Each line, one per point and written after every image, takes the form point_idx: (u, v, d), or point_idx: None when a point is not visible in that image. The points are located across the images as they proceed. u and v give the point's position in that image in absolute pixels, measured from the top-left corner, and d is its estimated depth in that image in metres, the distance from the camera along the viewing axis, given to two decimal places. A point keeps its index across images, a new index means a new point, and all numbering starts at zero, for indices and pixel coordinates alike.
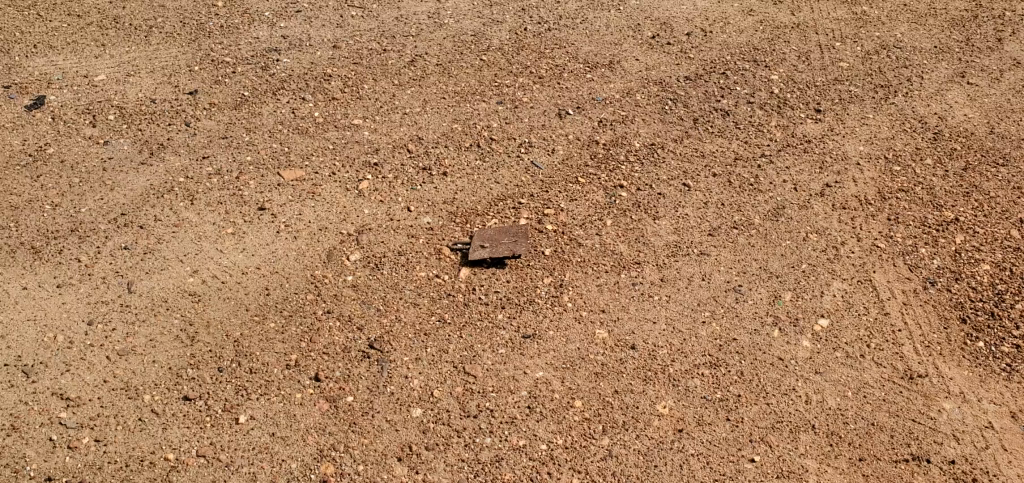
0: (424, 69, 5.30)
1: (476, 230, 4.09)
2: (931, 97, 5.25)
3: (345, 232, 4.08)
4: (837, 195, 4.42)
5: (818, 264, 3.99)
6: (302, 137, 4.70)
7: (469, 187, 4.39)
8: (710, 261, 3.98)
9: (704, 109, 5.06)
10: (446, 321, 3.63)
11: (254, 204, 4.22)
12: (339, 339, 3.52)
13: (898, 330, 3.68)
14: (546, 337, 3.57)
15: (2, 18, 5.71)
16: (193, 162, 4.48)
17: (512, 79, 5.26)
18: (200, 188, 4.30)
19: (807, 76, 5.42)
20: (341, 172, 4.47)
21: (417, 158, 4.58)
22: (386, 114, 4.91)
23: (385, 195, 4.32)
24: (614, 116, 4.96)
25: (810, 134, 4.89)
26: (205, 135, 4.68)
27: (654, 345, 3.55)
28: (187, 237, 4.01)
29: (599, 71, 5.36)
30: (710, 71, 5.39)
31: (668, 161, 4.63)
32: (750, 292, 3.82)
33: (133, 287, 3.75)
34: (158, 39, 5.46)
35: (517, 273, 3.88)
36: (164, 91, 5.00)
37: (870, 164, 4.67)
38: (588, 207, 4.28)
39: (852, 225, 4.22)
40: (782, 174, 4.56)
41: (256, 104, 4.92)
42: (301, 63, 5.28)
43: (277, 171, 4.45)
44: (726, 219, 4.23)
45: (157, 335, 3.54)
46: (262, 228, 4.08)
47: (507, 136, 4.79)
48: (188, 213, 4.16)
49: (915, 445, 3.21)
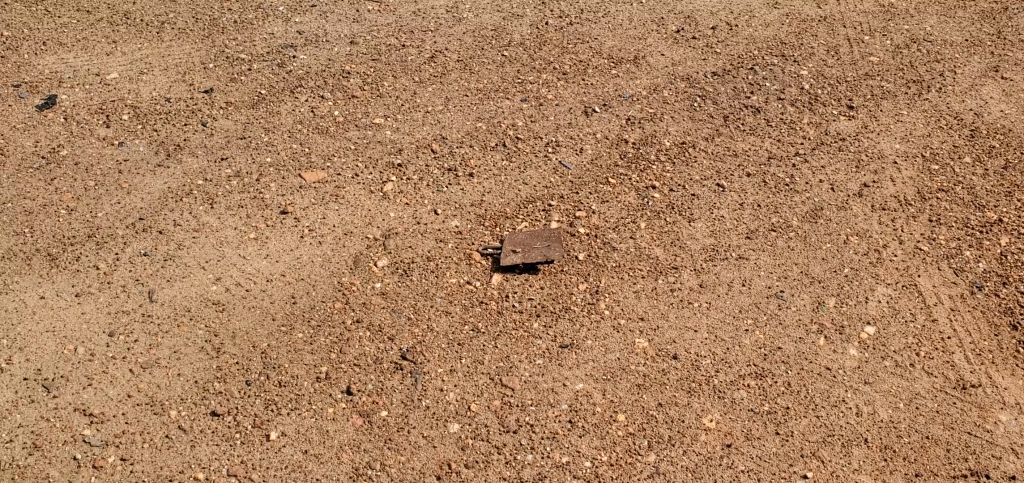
0: (444, 65, 5.16)
1: (506, 234, 3.97)
2: (966, 92, 5.11)
3: (372, 237, 3.95)
4: (876, 195, 4.29)
5: (860, 268, 3.86)
6: (323, 136, 4.56)
7: (497, 189, 4.26)
8: (749, 266, 3.85)
9: (734, 106, 4.92)
10: (480, 331, 3.50)
11: (275, 207, 4.09)
12: (370, 349, 3.40)
13: (947, 337, 3.55)
14: (585, 346, 3.45)
15: (10, 14, 5.57)
16: (212, 163, 4.34)
17: (535, 75, 5.12)
18: (220, 191, 4.17)
19: (838, 71, 5.27)
20: (364, 173, 4.33)
21: (442, 158, 4.45)
22: (407, 112, 4.77)
23: (411, 198, 4.18)
24: (642, 114, 4.83)
25: (844, 132, 4.76)
26: (222, 135, 4.54)
27: (696, 355, 3.43)
28: (208, 243, 3.88)
29: (624, 67, 5.22)
30: (738, 66, 5.26)
31: (700, 161, 4.49)
32: (793, 298, 3.70)
33: (155, 296, 3.62)
34: (171, 35, 5.31)
35: (551, 279, 3.75)
36: (179, 90, 4.86)
37: (907, 162, 4.53)
38: (620, 209, 4.16)
39: (893, 227, 4.09)
40: (817, 173, 4.43)
41: (274, 102, 4.78)
42: (318, 59, 5.14)
43: (298, 172, 4.31)
44: (763, 221, 4.10)
45: (181, 346, 3.41)
46: (285, 232, 3.95)
47: (533, 135, 4.65)
48: (208, 217, 4.02)
49: (972, 459, 3.10)
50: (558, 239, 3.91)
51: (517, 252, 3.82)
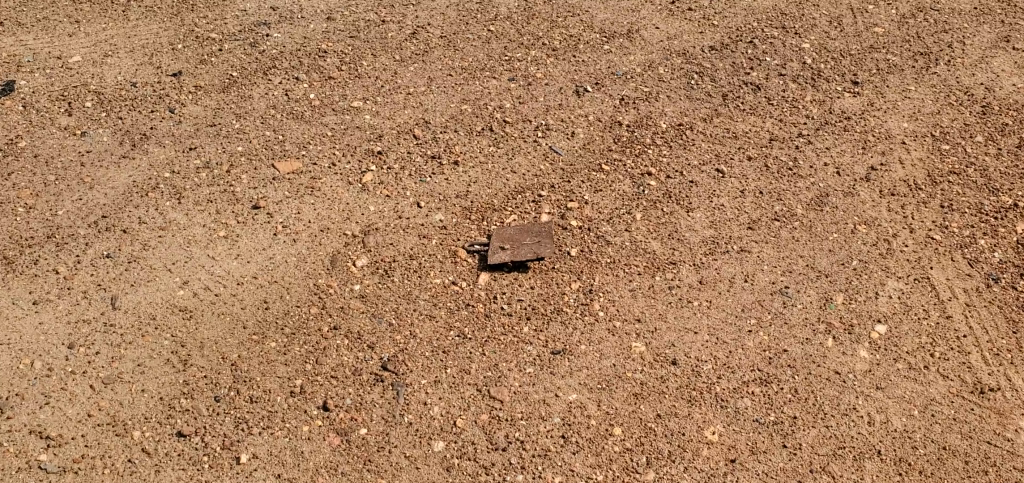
0: (426, 42, 4.88)
1: (494, 229, 3.73)
2: (976, 65, 4.85)
3: (350, 233, 3.71)
4: (884, 179, 4.05)
5: (869, 260, 3.64)
6: (298, 122, 4.30)
7: (483, 178, 4.02)
8: (751, 259, 3.63)
9: (733, 83, 4.66)
10: (466, 337, 3.28)
11: (247, 201, 3.84)
12: (348, 359, 3.18)
13: (963, 336, 3.35)
14: (578, 352, 3.23)
15: None
16: (179, 154, 4.08)
17: (523, 51, 4.84)
18: (188, 185, 3.91)
19: (842, 43, 5.01)
20: (342, 162, 4.08)
21: (424, 145, 4.19)
22: (388, 94, 4.50)
23: (391, 190, 3.94)
24: (636, 93, 4.57)
25: (850, 109, 4.51)
26: (191, 123, 4.27)
27: (697, 360, 3.22)
28: (176, 243, 3.64)
29: (616, 42, 4.94)
30: (736, 40, 4.99)
31: (698, 144, 4.25)
32: (798, 295, 3.48)
33: (118, 303, 3.38)
34: (137, 13, 5.01)
35: (541, 278, 3.53)
36: (145, 73, 4.57)
37: (916, 143, 4.29)
38: (614, 200, 3.92)
39: (903, 214, 3.87)
40: (822, 156, 4.19)
41: (246, 86, 4.50)
42: (293, 38, 4.85)
43: (272, 162, 4.05)
44: (766, 210, 3.87)
45: (146, 359, 3.18)
46: (257, 229, 3.71)
47: (521, 118, 4.39)
48: (175, 213, 3.77)
49: (993, 472, 2.90)
50: (549, 235, 3.67)
51: (506, 249, 3.59)
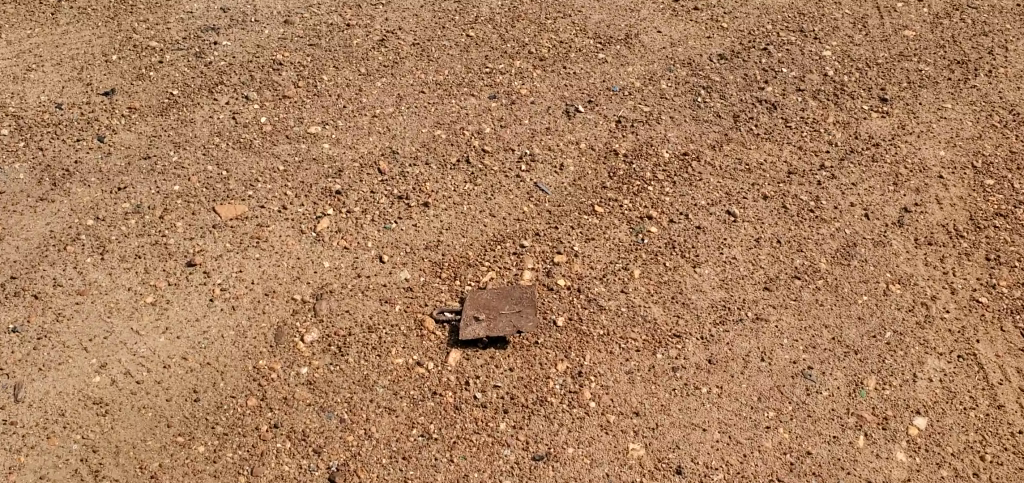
0: (397, 50, 4.29)
1: (468, 292, 3.18)
2: (1021, 76, 4.28)
3: (300, 297, 3.17)
4: (919, 225, 3.52)
5: (905, 331, 3.12)
6: (245, 154, 3.74)
7: (458, 224, 3.47)
8: (767, 331, 3.11)
9: (745, 100, 4.10)
10: (431, 437, 2.77)
11: (181, 257, 3.31)
12: (290, 470, 2.67)
13: (1018, 432, 2.84)
14: (564, 457, 2.73)
15: None
16: (106, 195, 3.53)
17: (506, 62, 4.27)
18: (113, 235, 3.37)
19: (867, 50, 4.43)
20: (294, 204, 3.53)
21: (390, 182, 3.64)
22: (351, 117, 3.94)
23: (350, 240, 3.39)
24: (635, 114, 4.00)
25: (878, 133, 3.95)
26: (121, 155, 3.71)
27: (705, 468, 2.71)
28: (94, 311, 3.11)
29: (613, 49, 4.36)
30: (749, 46, 4.41)
31: (706, 179, 3.70)
32: (823, 378, 2.97)
33: (21, 393, 2.87)
34: (68, 16, 4.42)
35: (522, 356, 3.00)
36: (73, 92, 4.00)
37: (955, 176, 3.75)
38: (608, 251, 3.38)
39: (943, 270, 3.34)
40: (848, 194, 3.65)
41: (187, 107, 3.93)
42: (244, 46, 4.27)
43: (212, 205, 3.51)
44: (785, 265, 3.34)
45: (49, 469, 2.67)
46: (190, 294, 3.18)
47: (503, 145, 3.84)
48: (96, 273, 3.24)
49: None
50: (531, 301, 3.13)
51: (481, 320, 3.05)
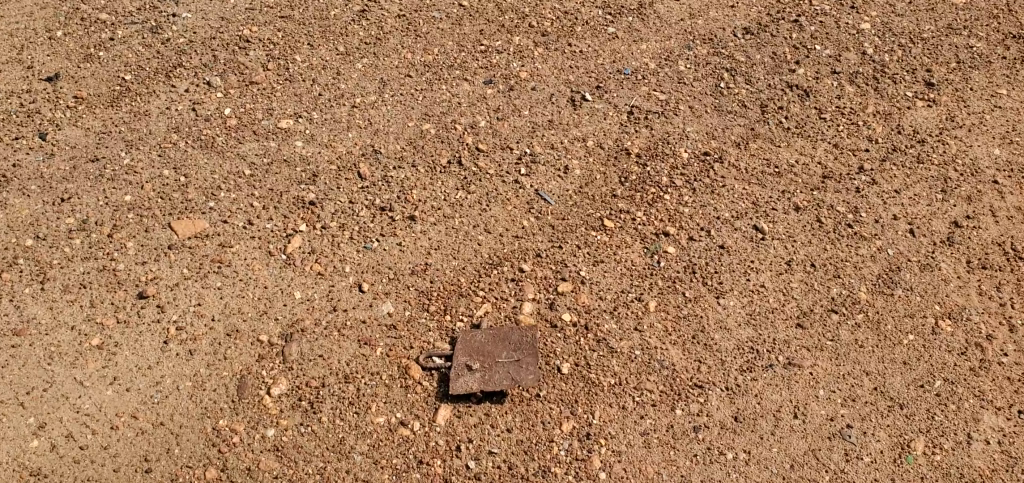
0: (380, 25, 3.82)
1: (460, 331, 2.78)
2: None
3: (267, 338, 2.77)
4: (972, 244, 3.10)
5: (958, 380, 2.74)
6: (207, 154, 3.29)
7: (448, 243, 3.04)
8: (800, 380, 2.73)
9: (774, 85, 3.63)
10: None
11: (131, 287, 2.90)
12: None
13: None
14: None
15: None
16: (47, 208, 3.10)
17: (505, 38, 3.79)
18: (55, 259, 2.96)
19: (911, 22, 3.94)
20: (262, 218, 3.10)
21: (372, 189, 3.20)
22: (328, 107, 3.48)
23: (325, 263, 2.97)
24: (650, 102, 3.54)
25: (924, 126, 3.50)
26: (66, 156, 3.27)
27: None
28: (32, 356, 2.71)
29: (624, 22, 3.89)
30: (777, 19, 3.92)
31: (730, 184, 3.26)
32: (864, 441, 2.60)
33: None
34: None
35: (521, 413, 2.62)
36: (11, 76, 3.55)
37: (1013, 181, 3.31)
38: (620, 276, 2.95)
39: (1000, 302, 2.94)
40: (891, 204, 3.22)
41: (140, 95, 3.49)
42: (204, 19, 3.82)
43: (168, 221, 3.08)
44: (820, 296, 2.94)
45: None
46: (142, 334, 2.78)
47: (500, 142, 3.38)
48: (35, 307, 2.83)
49: None
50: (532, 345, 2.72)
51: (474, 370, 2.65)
